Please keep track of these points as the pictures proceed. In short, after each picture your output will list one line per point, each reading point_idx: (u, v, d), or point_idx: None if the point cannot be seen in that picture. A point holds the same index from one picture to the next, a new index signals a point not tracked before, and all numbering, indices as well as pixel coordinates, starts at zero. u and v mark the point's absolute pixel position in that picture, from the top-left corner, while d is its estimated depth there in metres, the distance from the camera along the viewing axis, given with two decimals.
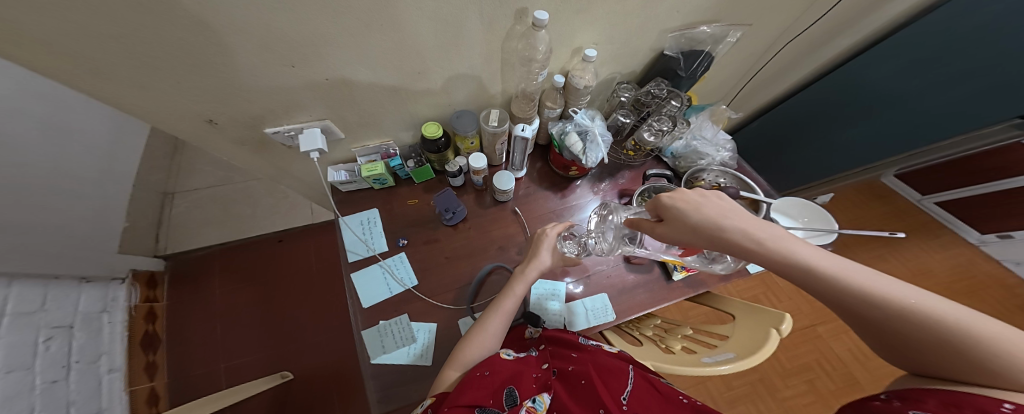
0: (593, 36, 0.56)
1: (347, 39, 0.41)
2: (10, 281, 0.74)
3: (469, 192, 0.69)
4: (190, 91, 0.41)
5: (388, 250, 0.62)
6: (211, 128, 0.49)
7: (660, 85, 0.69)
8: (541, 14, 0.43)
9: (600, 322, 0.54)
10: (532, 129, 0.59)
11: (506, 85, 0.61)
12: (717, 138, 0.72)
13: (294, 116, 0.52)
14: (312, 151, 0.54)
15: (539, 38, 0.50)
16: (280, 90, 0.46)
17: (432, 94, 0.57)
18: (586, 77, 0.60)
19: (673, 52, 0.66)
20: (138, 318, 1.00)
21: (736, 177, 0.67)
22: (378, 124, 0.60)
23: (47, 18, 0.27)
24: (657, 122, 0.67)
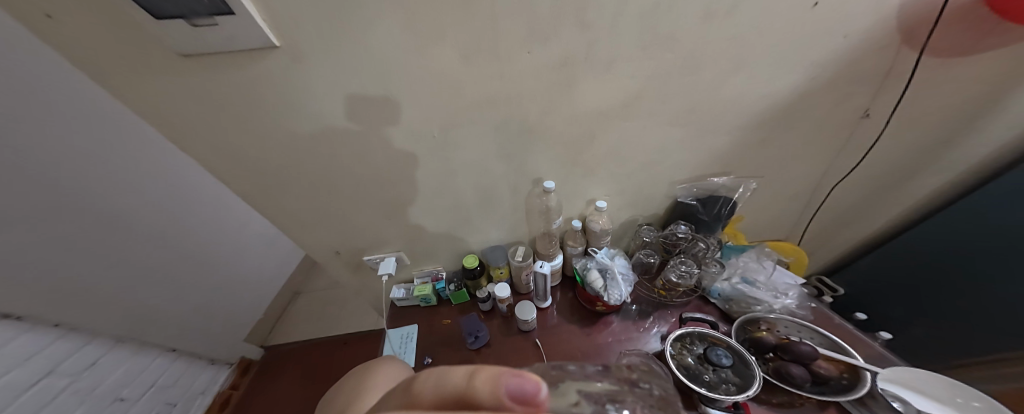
0: (603, 189, 0.68)
1: (421, 202, 0.64)
2: (177, 356, 1.06)
3: (496, 318, 0.74)
4: (330, 233, 0.68)
5: (413, 367, 0.66)
6: (334, 255, 0.73)
7: (683, 228, 0.72)
8: (549, 183, 0.61)
9: None
10: (549, 266, 0.68)
11: (533, 227, 0.75)
12: (775, 282, 0.64)
13: (379, 249, 0.74)
14: (384, 274, 0.72)
15: (550, 197, 0.66)
16: (377, 233, 0.70)
17: (474, 233, 0.74)
18: (602, 221, 0.70)
19: (689, 198, 0.70)
20: (215, 405, 1.16)
21: (818, 333, 0.56)
22: (434, 255, 0.78)
23: (292, 197, 0.58)
24: (683, 264, 0.66)
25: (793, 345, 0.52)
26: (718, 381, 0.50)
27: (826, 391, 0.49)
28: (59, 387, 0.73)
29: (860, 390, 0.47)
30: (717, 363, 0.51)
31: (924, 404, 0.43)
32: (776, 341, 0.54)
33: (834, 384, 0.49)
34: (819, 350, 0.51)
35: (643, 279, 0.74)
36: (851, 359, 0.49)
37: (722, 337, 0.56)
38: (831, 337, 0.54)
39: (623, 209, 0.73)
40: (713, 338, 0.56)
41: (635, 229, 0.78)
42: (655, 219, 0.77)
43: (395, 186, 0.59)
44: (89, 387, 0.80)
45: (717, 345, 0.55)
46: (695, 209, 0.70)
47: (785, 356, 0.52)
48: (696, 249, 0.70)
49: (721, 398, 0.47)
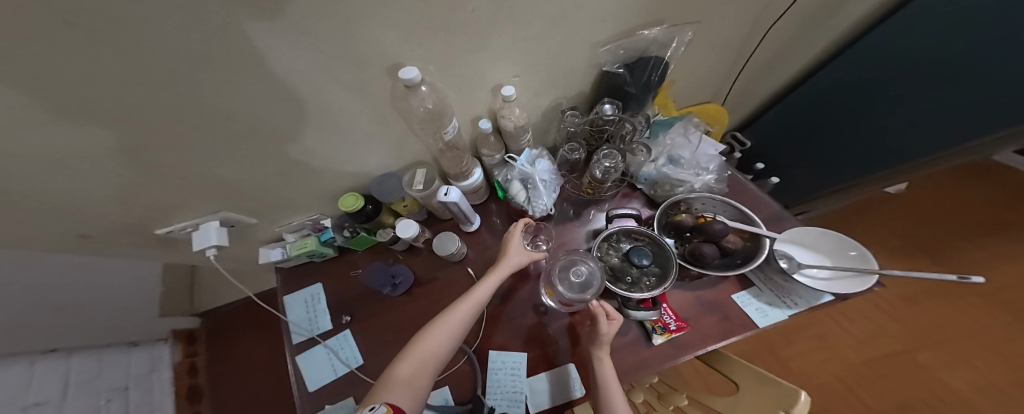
0: (509, 68, 0.44)
1: (192, 148, 0.37)
2: (99, 354, 0.88)
3: (420, 254, 0.66)
4: (54, 216, 0.40)
5: (331, 328, 0.59)
6: (88, 236, 0.47)
7: (608, 108, 0.54)
8: (409, 71, 0.34)
9: (566, 397, 0.51)
10: (458, 190, 0.53)
11: (425, 143, 0.54)
12: (700, 156, 0.57)
13: (180, 215, 0.49)
14: (205, 248, 0.50)
15: (422, 95, 0.41)
16: (160, 200, 0.44)
17: (337, 167, 0.51)
18: (517, 116, 0.49)
19: (614, 66, 0.51)
20: (182, 373, 1.12)
21: (730, 205, 0.54)
22: (294, 203, 0.56)
23: None
24: (607, 155, 0.54)
25: (708, 225, 0.50)
26: (639, 275, 0.51)
27: (722, 263, 0.52)
28: None
29: (759, 256, 0.50)
30: (637, 264, 0.49)
31: (800, 256, 0.51)
32: (693, 221, 0.53)
33: (740, 253, 0.53)
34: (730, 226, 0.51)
35: (569, 178, 0.63)
36: (759, 230, 0.50)
37: (652, 233, 0.53)
38: (741, 209, 0.53)
39: (541, 93, 0.52)
40: (639, 234, 0.54)
41: (557, 117, 0.61)
42: (581, 99, 0.59)
43: (101, 135, 0.30)
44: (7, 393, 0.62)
45: (646, 243, 0.53)
46: (621, 80, 0.52)
47: (699, 235, 0.52)
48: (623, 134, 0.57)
49: (633, 296, 0.47)
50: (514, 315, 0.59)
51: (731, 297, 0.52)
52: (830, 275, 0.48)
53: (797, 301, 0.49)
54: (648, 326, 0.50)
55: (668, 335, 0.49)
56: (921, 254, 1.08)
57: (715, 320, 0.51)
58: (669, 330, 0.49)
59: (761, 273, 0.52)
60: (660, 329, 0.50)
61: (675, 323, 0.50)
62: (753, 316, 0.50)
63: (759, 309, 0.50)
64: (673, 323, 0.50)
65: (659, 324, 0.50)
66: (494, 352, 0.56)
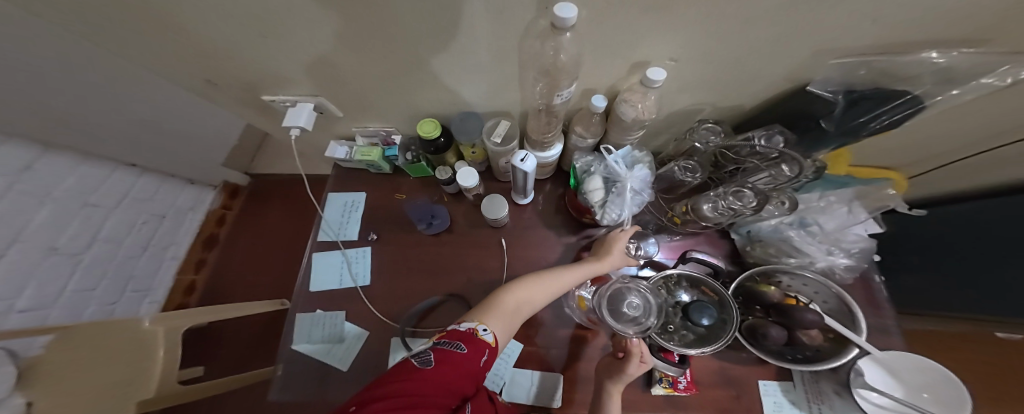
0: (667, 49, 0.33)
1: (312, 24, 0.33)
2: (141, 173, 0.93)
3: (464, 204, 0.64)
4: (173, 54, 0.39)
5: (355, 240, 0.59)
6: (214, 87, 0.47)
7: (778, 139, 0.43)
8: (566, 10, 0.25)
9: (540, 403, 0.48)
10: (536, 161, 0.45)
11: (526, 95, 0.47)
12: (841, 232, 0.47)
13: (286, 88, 0.48)
14: (294, 127, 0.49)
15: (563, 44, 0.32)
16: (265, 66, 0.42)
17: (431, 87, 0.47)
18: (643, 106, 0.40)
19: (828, 89, 0.40)
20: (211, 220, 1.19)
21: (842, 300, 0.43)
22: (377, 110, 0.54)
23: None
24: (737, 193, 0.42)
25: (796, 309, 0.40)
26: (677, 327, 0.45)
27: (786, 356, 0.42)
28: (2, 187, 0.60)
29: (834, 361, 0.40)
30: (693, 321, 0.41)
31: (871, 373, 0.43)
32: (780, 300, 0.43)
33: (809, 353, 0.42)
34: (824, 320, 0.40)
35: (659, 197, 0.54)
36: (853, 335, 0.39)
37: (719, 291, 0.45)
38: (853, 308, 0.41)
39: (690, 91, 0.41)
40: (705, 288, 0.46)
41: (688, 127, 0.52)
42: (730, 115, 0.49)
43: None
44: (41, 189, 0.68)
45: (709, 300, 0.45)
46: (827, 109, 0.41)
47: (775, 316, 0.42)
48: (765, 173, 0.45)
49: (663, 344, 0.41)
50: None
51: (756, 381, 0.45)
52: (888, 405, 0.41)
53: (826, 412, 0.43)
54: (654, 374, 0.45)
55: (671, 390, 0.45)
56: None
57: (725, 396, 0.45)
58: (676, 387, 0.45)
59: (811, 373, 0.45)
60: (666, 382, 0.45)
61: (685, 383, 0.45)
62: (766, 407, 0.44)
63: (776, 403, 0.44)
64: (683, 383, 0.45)
65: (667, 377, 0.45)
66: None
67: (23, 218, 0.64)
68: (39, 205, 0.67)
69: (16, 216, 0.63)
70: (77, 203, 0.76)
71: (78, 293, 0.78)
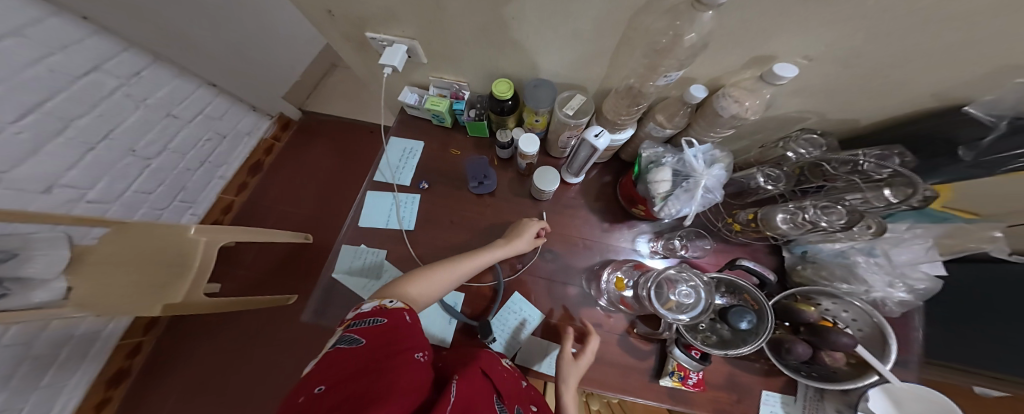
0: (799, 47, 0.33)
1: None
2: (217, 94, 1.04)
3: (511, 171, 0.64)
4: None
5: (408, 186, 0.61)
6: (329, 17, 0.50)
7: (899, 159, 0.44)
8: None
9: (551, 372, 0.50)
10: (609, 139, 0.44)
11: (614, 74, 0.46)
12: (909, 266, 0.46)
13: (388, 27, 0.50)
14: (387, 66, 0.52)
15: (695, 22, 0.31)
16: (377, 2, 0.43)
17: (521, 50, 0.47)
18: (744, 104, 0.39)
19: (988, 115, 0.37)
20: (260, 149, 1.24)
21: (877, 329, 0.43)
22: (459, 62, 0.55)
23: None
24: (823, 209, 0.42)
25: (830, 331, 0.40)
26: (705, 328, 0.45)
27: (802, 372, 0.44)
28: (110, 86, 0.74)
29: (845, 385, 0.40)
30: (732, 325, 0.40)
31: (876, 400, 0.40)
32: (816, 321, 0.43)
33: (825, 370, 0.43)
34: (857, 349, 0.39)
35: (730, 200, 0.56)
36: (877, 364, 0.38)
37: (762, 300, 0.42)
38: (890, 340, 0.41)
39: (796, 92, 0.41)
40: (748, 297, 0.44)
41: (786, 135, 0.52)
42: (836, 126, 0.49)
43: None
44: (144, 93, 0.82)
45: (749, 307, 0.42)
46: (976, 135, 0.38)
47: (808, 333, 0.43)
48: (858, 194, 0.44)
49: (688, 338, 0.42)
50: (551, 275, 0.56)
51: (758, 391, 0.48)
52: None
53: None
54: (666, 366, 0.48)
55: (679, 384, 0.47)
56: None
57: (728, 399, 0.48)
58: (685, 382, 0.47)
59: (816, 391, 0.46)
60: (676, 376, 0.47)
61: (694, 380, 0.47)
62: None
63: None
64: (692, 380, 0.47)
65: (679, 372, 0.47)
66: (517, 296, 0.54)
67: (120, 118, 0.78)
68: (134, 108, 0.81)
69: (113, 116, 0.76)
70: (162, 114, 0.88)
71: (138, 195, 0.89)
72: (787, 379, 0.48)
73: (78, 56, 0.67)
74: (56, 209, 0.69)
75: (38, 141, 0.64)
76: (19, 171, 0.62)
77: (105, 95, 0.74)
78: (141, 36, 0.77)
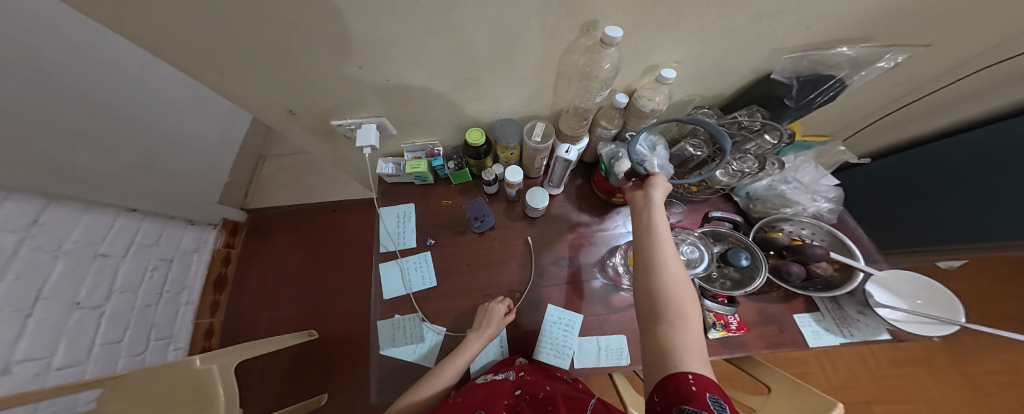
0: (677, 54, 0.46)
1: (404, 49, 0.40)
2: (142, 217, 0.93)
3: (500, 201, 0.71)
4: (276, 88, 0.46)
5: (415, 247, 0.65)
6: (290, 116, 0.54)
7: (757, 114, 0.58)
8: (613, 30, 0.35)
9: (611, 363, 0.55)
10: (576, 152, 0.55)
11: (559, 99, 0.57)
12: (816, 183, 0.60)
13: (356, 112, 0.55)
14: (365, 146, 0.58)
15: (607, 56, 0.43)
16: (348, 93, 0.49)
17: (478, 101, 0.56)
18: (656, 99, 0.52)
19: (785, 77, 0.53)
20: (216, 261, 1.18)
21: (830, 235, 0.55)
22: (427, 125, 0.63)
23: (148, 25, 0.31)
24: (740, 161, 0.57)
25: (805, 247, 0.50)
26: (717, 276, 0.53)
27: (810, 287, 0.55)
28: (11, 244, 0.60)
29: (845, 290, 0.50)
30: (735, 264, 0.48)
31: (881, 296, 0.53)
32: (789, 242, 0.53)
33: (821, 280, 0.55)
34: (829, 254, 0.50)
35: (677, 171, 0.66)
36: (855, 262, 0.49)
37: (743, 238, 0.53)
38: (843, 239, 0.53)
39: (693, 84, 0.55)
40: (734, 239, 0.54)
41: (687, 112, 0.65)
42: (715, 100, 0.62)
43: (364, 20, 0.34)
44: (52, 243, 0.68)
45: (738, 246, 0.52)
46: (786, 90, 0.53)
47: (792, 255, 0.52)
48: (751, 143, 0.59)
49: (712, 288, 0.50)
50: (568, 279, 0.63)
51: (792, 316, 0.55)
52: (902, 317, 0.50)
53: (854, 333, 0.53)
54: (707, 321, 0.52)
55: (725, 332, 0.52)
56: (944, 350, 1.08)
57: (770, 331, 0.54)
58: (729, 328, 0.52)
59: (833, 301, 0.56)
60: (720, 327, 0.52)
61: (735, 324, 0.52)
62: (806, 335, 0.53)
63: (814, 333, 0.53)
64: (733, 324, 0.52)
65: (720, 322, 0.52)
66: (552, 307, 0.60)
67: (43, 274, 0.65)
68: (53, 259, 0.68)
69: (32, 275, 0.63)
70: (90, 254, 0.77)
71: (107, 346, 0.79)
72: (804, 298, 0.57)
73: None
74: (29, 385, 0.60)
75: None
76: None
77: (10, 254, 0.60)
78: (54, 183, 0.68)
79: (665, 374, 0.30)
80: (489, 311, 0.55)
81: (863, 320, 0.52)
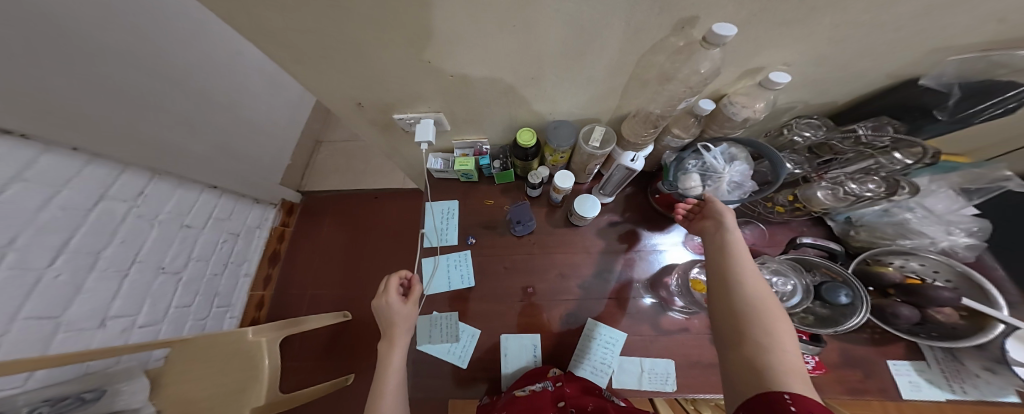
0: (788, 55, 0.40)
1: (475, 44, 0.39)
2: (221, 194, 1.03)
3: (543, 205, 0.68)
4: (345, 80, 0.47)
5: (455, 245, 0.65)
6: (357, 108, 0.56)
7: (887, 126, 0.50)
8: (724, 28, 0.30)
9: (655, 388, 0.51)
10: (642, 161, 0.53)
11: (626, 102, 0.53)
12: (950, 213, 0.50)
13: (415, 107, 0.56)
14: (422, 142, 0.58)
15: (707, 57, 0.39)
16: (410, 87, 0.49)
17: (537, 100, 0.54)
18: (754, 107, 0.46)
19: (941, 83, 0.45)
20: (272, 238, 1.27)
21: (965, 276, 0.45)
22: (480, 123, 0.61)
23: (246, 16, 0.32)
24: (861, 182, 0.48)
25: (928, 288, 0.43)
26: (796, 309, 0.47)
27: (921, 333, 0.46)
28: (121, 212, 0.69)
29: (980, 339, 0.41)
30: (830, 300, 0.43)
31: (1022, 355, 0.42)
32: (901, 280, 0.46)
33: (941, 328, 0.44)
34: (961, 301, 0.41)
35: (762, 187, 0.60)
36: (994, 312, 0.39)
37: (840, 270, 0.46)
38: (983, 282, 0.43)
39: (788, 91, 0.48)
40: (827, 270, 0.47)
41: (783, 123, 0.58)
42: (827, 109, 0.55)
43: (444, 14, 0.33)
44: (152, 212, 0.78)
45: (835, 280, 0.45)
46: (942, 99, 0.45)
47: (901, 295, 0.45)
48: (872, 161, 0.51)
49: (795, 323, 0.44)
50: (612, 293, 0.58)
51: (883, 362, 0.47)
52: None
53: (969, 389, 0.43)
54: None
55: None
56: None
57: (857, 385, 0.46)
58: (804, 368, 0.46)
59: (944, 350, 0.46)
60: None
61: (812, 364, 0.47)
62: (901, 386, 0.45)
63: (911, 387, 0.45)
64: (811, 364, 0.47)
65: None
66: (591, 320, 0.56)
67: (140, 240, 0.75)
68: (150, 227, 0.77)
69: (134, 240, 0.73)
70: (178, 227, 0.87)
71: (180, 310, 0.89)
72: (903, 350, 0.48)
73: (83, 189, 0.61)
74: (114, 340, 0.68)
75: (79, 278, 0.61)
76: (70, 313, 0.59)
77: (118, 221, 0.69)
78: (151, 158, 0.77)
79: (757, 392, 0.23)
80: (381, 309, 0.47)
81: (985, 377, 0.42)
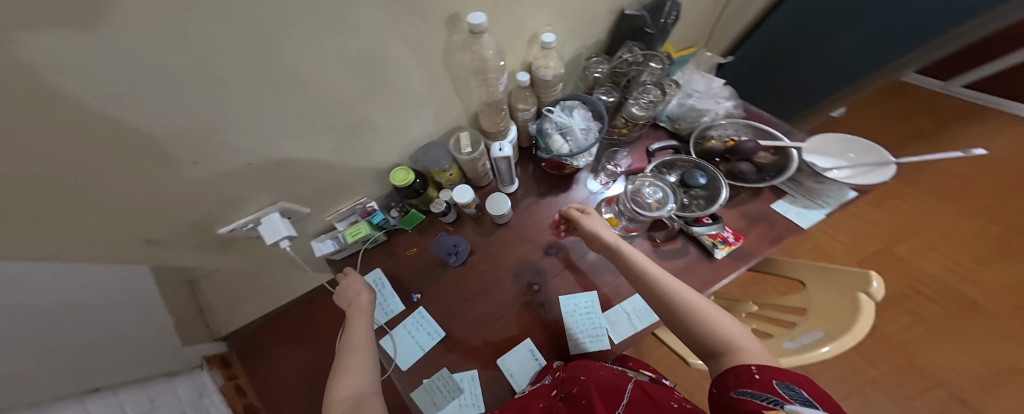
0: (545, 17, 0.49)
1: (269, 115, 0.34)
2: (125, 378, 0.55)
3: (466, 223, 0.66)
4: (121, 221, 0.36)
5: (403, 308, 0.59)
6: (153, 247, 0.43)
7: (634, 49, 0.63)
8: (474, 17, 0.36)
9: (647, 324, 0.55)
10: (510, 145, 0.54)
11: (468, 103, 0.55)
12: (714, 89, 0.67)
13: (243, 209, 0.46)
14: (279, 240, 0.48)
15: (484, 43, 0.43)
16: (231, 190, 0.41)
17: (388, 136, 0.51)
18: (552, 66, 0.54)
19: (636, 10, 0.59)
20: None
21: (748, 127, 0.64)
22: (347, 184, 0.55)
23: None
24: (642, 93, 0.62)
25: (740, 145, 0.60)
26: (690, 201, 0.59)
27: (767, 176, 0.61)
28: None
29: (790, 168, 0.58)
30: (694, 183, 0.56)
31: (825, 160, 0.62)
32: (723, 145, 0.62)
33: (771, 167, 0.61)
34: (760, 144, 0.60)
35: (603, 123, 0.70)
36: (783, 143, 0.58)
37: (691, 160, 0.60)
38: (763, 127, 0.63)
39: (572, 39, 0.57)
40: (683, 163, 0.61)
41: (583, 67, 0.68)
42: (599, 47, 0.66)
43: (181, 107, 0.27)
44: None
45: (692, 167, 0.59)
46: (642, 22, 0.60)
47: (734, 156, 0.61)
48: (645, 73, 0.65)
49: (692, 215, 0.56)
50: (566, 263, 0.62)
51: (772, 207, 0.61)
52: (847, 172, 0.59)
53: (829, 200, 0.59)
54: (707, 244, 0.57)
55: (728, 247, 0.57)
56: (900, 182, 1.24)
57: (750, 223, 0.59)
58: (728, 243, 0.57)
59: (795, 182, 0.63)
60: (721, 244, 0.57)
61: (732, 237, 0.57)
62: (795, 220, 0.59)
63: (802, 215, 0.59)
64: (729, 237, 0.58)
65: (718, 239, 0.57)
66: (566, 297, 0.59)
67: None
68: None
69: None
70: None
71: None
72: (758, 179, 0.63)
73: None
74: None
75: None
76: None
77: None
78: None
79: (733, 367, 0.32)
80: (341, 285, 0.52)
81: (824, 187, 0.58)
